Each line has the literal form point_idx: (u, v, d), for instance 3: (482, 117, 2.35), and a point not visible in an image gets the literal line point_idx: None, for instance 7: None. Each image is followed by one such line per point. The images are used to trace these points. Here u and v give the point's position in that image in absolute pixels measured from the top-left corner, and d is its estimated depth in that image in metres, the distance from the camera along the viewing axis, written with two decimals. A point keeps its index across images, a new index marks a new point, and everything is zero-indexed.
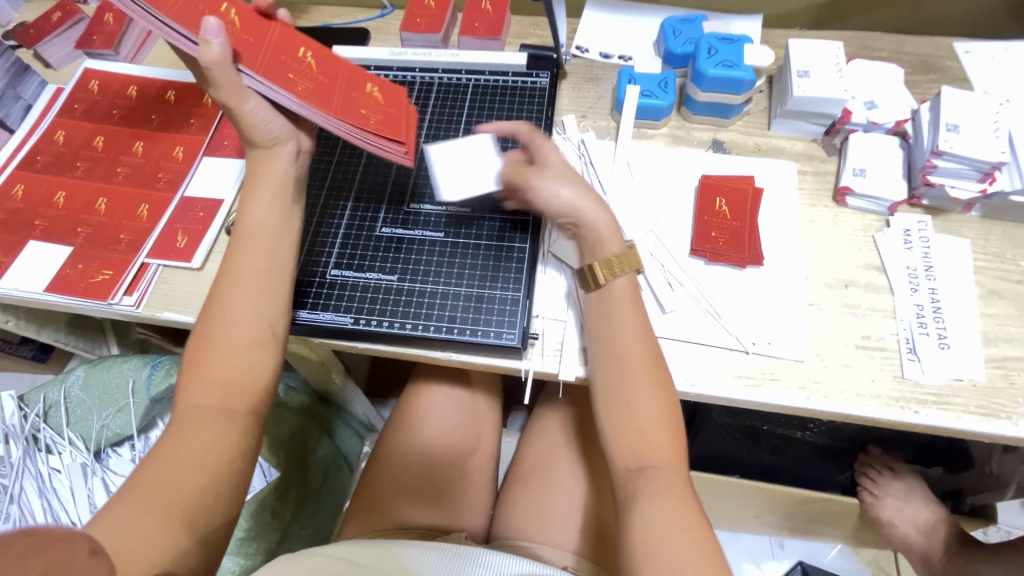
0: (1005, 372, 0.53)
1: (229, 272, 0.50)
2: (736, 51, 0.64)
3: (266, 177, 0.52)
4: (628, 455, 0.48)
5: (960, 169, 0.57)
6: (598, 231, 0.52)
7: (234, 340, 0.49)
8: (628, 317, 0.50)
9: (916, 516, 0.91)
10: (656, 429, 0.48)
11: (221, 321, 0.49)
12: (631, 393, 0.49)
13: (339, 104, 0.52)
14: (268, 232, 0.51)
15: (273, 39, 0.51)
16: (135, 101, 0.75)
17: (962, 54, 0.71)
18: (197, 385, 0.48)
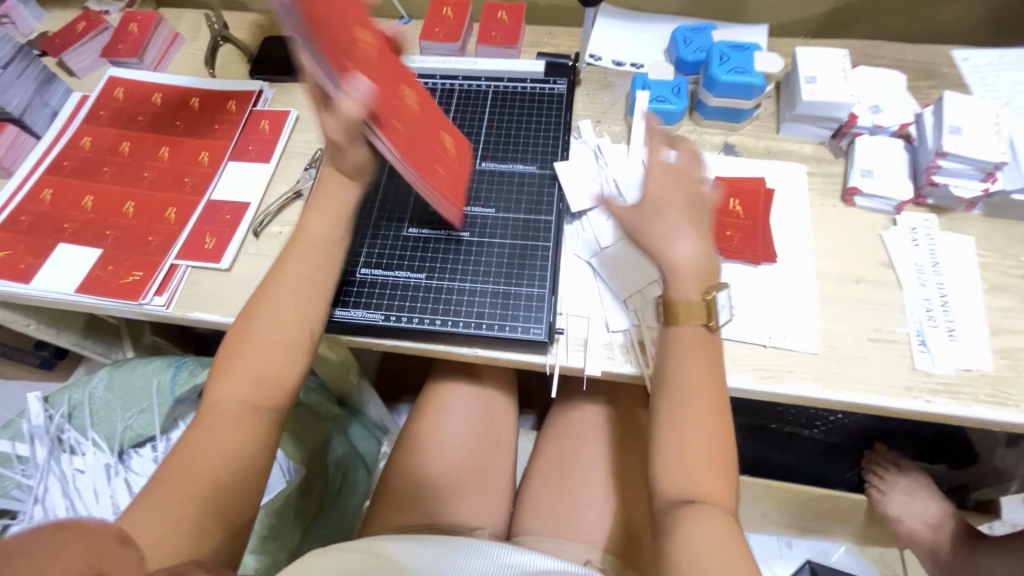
0: (1011, 362, 0.55)
1: (275, 279, 0.52)
2: (747, 59, 0.67)
3: (328, 192, 0.54)
4: (673, 486, 0.47)
5: (963, 169, 0.60)
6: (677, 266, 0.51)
7: (274, 340, 0.50)
8: (692, 364, 0.49)
9: (923, 512, 0.92)
10: (704, 464, 0.46)
11: (263, 321, 0.51)
12: (678, 401, 0.48)
13: (429, 160, 0.54)
14: (318, 242, 0.53)
15: (391, 80, 0.50)
16: (160, 107, 0.77)
17: (960, 61, 0.74)
18: (232, 382, 0.49)
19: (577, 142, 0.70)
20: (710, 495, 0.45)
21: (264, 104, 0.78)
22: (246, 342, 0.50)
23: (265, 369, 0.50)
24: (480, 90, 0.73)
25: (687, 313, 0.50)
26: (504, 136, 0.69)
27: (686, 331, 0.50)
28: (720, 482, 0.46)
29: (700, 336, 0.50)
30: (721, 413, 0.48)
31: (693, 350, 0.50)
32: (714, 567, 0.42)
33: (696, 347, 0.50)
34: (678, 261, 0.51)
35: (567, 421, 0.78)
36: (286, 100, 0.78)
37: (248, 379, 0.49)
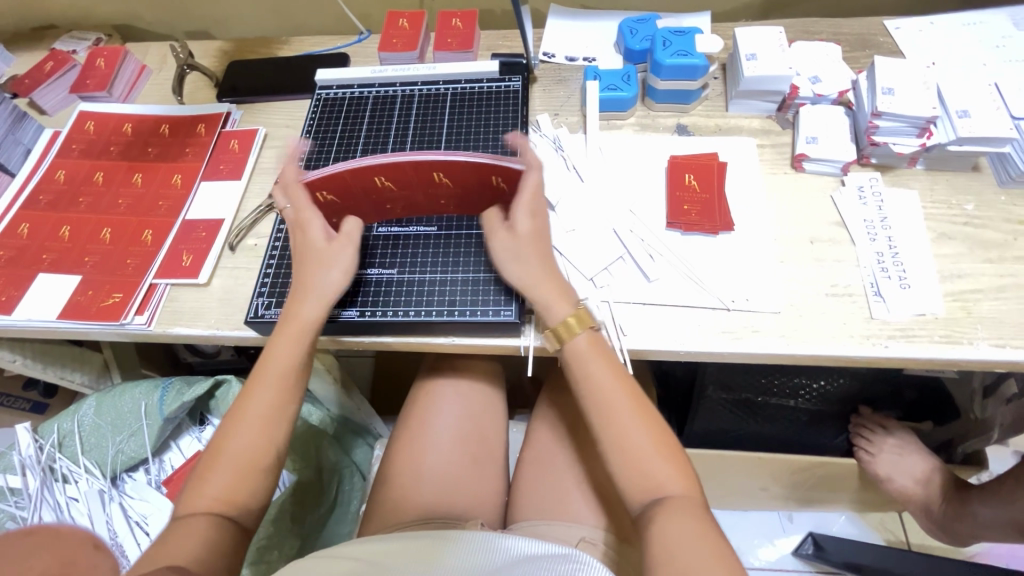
0: (962, 303, 0.58)
1: (249, 401, 0.52)
2: (688, 42, 0.70)
3: (295, 321, 0.54)
4: (638, 492, 0.51)
5: (900, 126, 0.64)
6: (548, 302, 0.55)
7: (239, 460, 0.50)
8: (602, 371, 0.55)
9: (914, 470, 0.94)
10: (656, 460, 0.52)
11: (230, 445, 0.50)
12: (621, 433, 0.53)
13: (480, 201, 0.61)
14: (284, 372, 0.53)
15: (416, 183, 0.57)
16: (131, 137, 0.79)
17: (893, 30, 0.78)
18: (200, 506, 0.48)
19: (537, 136, 0.73)
20: (676, 486, 0.51)
21: (232, 125, 0.80)
22: (214, 454, 0.50)
23: (226, 493, 0.49)
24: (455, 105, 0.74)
25: (565, 334, 0.55)
26: (464, 134, 0.71)
27: (578, 342, 0.55)
28: (680, 475, 0.51)
29: (592, 340, 0.56)
30: (647, 409, 0.54)
31: (592, 353, 0.55)
32: (694, 553, 0.45)
33: (597, 352, 0.55)
34: (545, 301, 0.55)
35: (554, 410, 0.79)
36: (253, 120, 0.81)
37: (216, 497, 0.48)
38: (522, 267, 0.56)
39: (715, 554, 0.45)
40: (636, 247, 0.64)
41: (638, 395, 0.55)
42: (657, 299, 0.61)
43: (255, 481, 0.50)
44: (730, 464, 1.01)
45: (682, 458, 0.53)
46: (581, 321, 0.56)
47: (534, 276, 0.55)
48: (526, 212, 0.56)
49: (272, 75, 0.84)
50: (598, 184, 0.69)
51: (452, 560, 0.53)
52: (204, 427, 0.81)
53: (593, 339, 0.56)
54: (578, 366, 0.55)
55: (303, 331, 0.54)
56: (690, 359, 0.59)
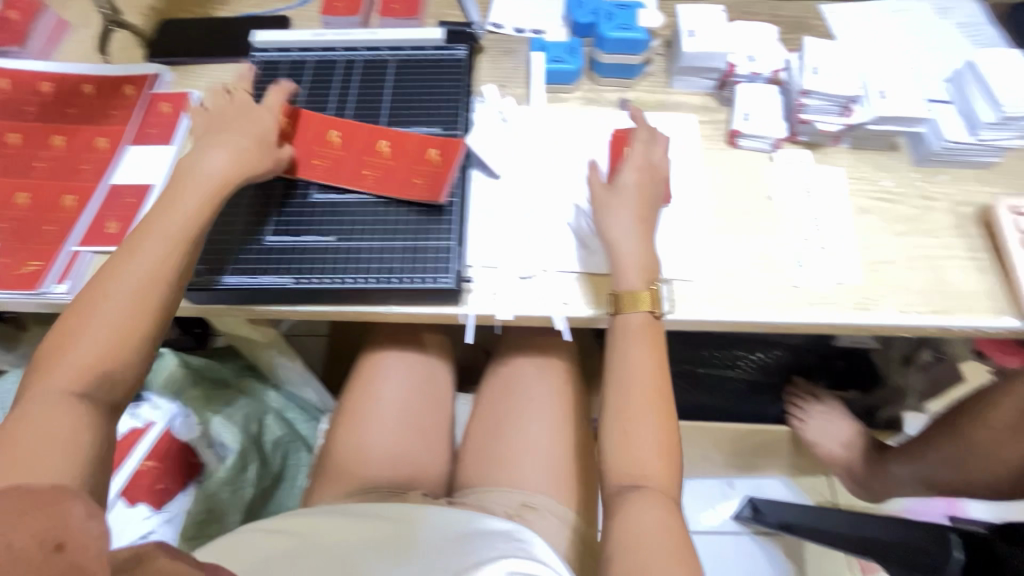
0: (875, 272, 0.62)
1: (138, 248, 0.50)
2: (631, 16, 0.71)
3: (200, 177, 0.54)
4: (621, 474, 0.53)
5: (825, 105, 0.67)
6: (628, 261, 0.59)
7: (125, 308, 0.47)
8: (640, 349, 0.57)
9: (839, 435, 1.01)
10: (646, 453, 0.53)
11: (96, 307, 0.47)
12: (636, 424, 0.54)
13: (400, 178, 0.63)
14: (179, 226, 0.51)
15: (358, 145, 0.65)
16: (50, 96, 0.74)
17: (828, 14, 0.81)
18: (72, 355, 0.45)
19: (481, 105, 0.72)
20: (657, 476, 0.53)
21: (164, 87, 0.76)
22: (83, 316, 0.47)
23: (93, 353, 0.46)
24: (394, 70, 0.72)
25: (633, 301, 0.58)
26: (407, 102, 0.70)
27: (634, 317, 0.58)
28: (663, 467, 0.53)
29: (647, 322, 0.58)
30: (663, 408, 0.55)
31: (641, 334, 0.57)
32: (659, 549, 0.48)
33: (647, 333, 0.57)
34: (627, 259, 0.59)
35: (500, 378, 0.79)
36: (187, 83, 0.77)
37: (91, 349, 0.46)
38: (620, 227, 0.60)
39: (677, 553, 0.48)
40: (576, 217, 0.65)
41: (663, 388, 0.56)
42: (595, 268, 0.62)
43: (131, 351, 0.47)
44: None
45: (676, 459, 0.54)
46: (647, 299, 0.58)
47: (619, 233, 0.60)
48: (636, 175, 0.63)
49: (207, 37, 0.80)
50: (541, 156, 0.69)
51: (424, 535, 0.58)
52: (139, 404, 0.81)
53: (650, 323, 0.58)
54: (620, 339, 0.58)
55: (203, 189, 0.54)
56: (624, 327, 0.62)
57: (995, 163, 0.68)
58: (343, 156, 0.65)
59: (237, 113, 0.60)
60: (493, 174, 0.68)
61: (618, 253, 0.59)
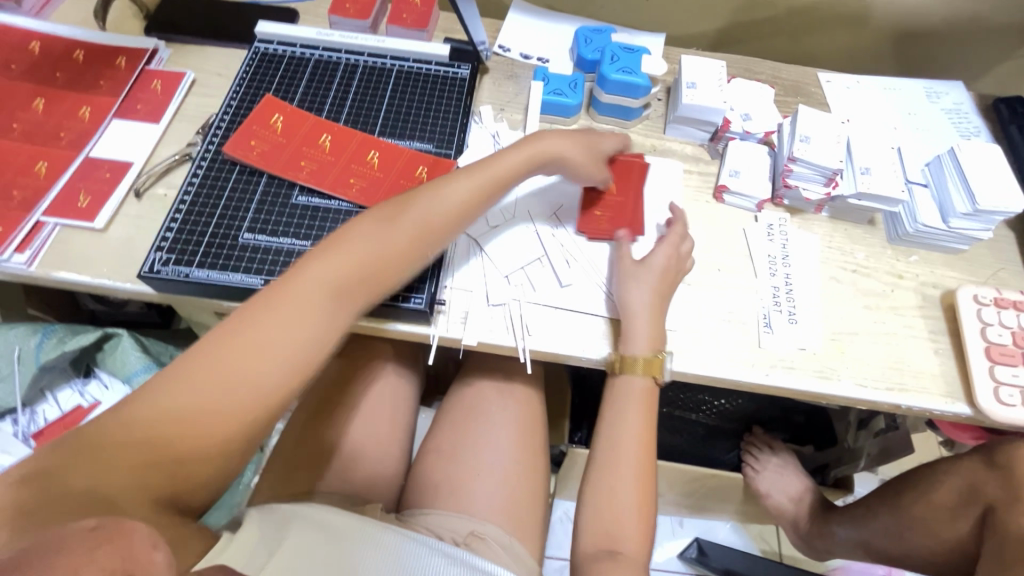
0: (838, 342, 0.64)
1: (276, 305, 0.48)
2: (635, 61, 0.72)
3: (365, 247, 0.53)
4: (594, 540, 0.58)
5: (811, 174, 0.68)
6: (636, 334, 0.59)
7: (240, 367, 0.46)
8: (632, 409, 0.61)
9: (789, 488, 1.02)
10: (625, 521, 0.58)
11: (206, 368, 0.45)
12: (614, 479, 0.59)
13: (385, 192, 0.63)
14: (323, 290, 0.50)
15: (350, 152, 0.65)
16: (38, 57, 0.72)
17: (824, 82, 0.83)
18: (176, 403, 0.44)
19: (476, 126, 0.72)
20: (634, 543, 0.57)
21: (158, 64, 0.75)
22: (208, 376, 0.45)
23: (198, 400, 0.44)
24: (395, 80, 0.72)
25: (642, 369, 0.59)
26: (403, 114, 0.70)
27: (634, 381, 0.60)
28: (640, 536, 0.57)
29: (647, 388, 0.61)
30: (647, 477, 0.60)
31: (637, 400, 0.61)
32: None
33: (643, 398, 0.61)
34: (637, 333, 0.59)
35: (464, 402, 0.79)
36: (182, 62, 0.75)
37: (197, 395, 0.44)
38: (639, 296, 0.61)
39: None
40: (554, 251, 0.66)
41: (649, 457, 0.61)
42: (570, 306, 0.63)
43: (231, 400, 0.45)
44: None
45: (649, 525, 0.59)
46: (654, 368, 0.59)
47: (637, 304, 0.60)
48: (664, 254, 0.63)
49: (210, 19, 0.79)
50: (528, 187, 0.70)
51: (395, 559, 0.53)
52: (88, 381, 0.75)
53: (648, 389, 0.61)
54: (619, 398, 0.62)
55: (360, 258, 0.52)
56: (591, 367, 0.62)
57: (962, 250, 0.71)
58: (332, 161, 0.64)
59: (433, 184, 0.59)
60: None
61: (630, 323, 0.60)
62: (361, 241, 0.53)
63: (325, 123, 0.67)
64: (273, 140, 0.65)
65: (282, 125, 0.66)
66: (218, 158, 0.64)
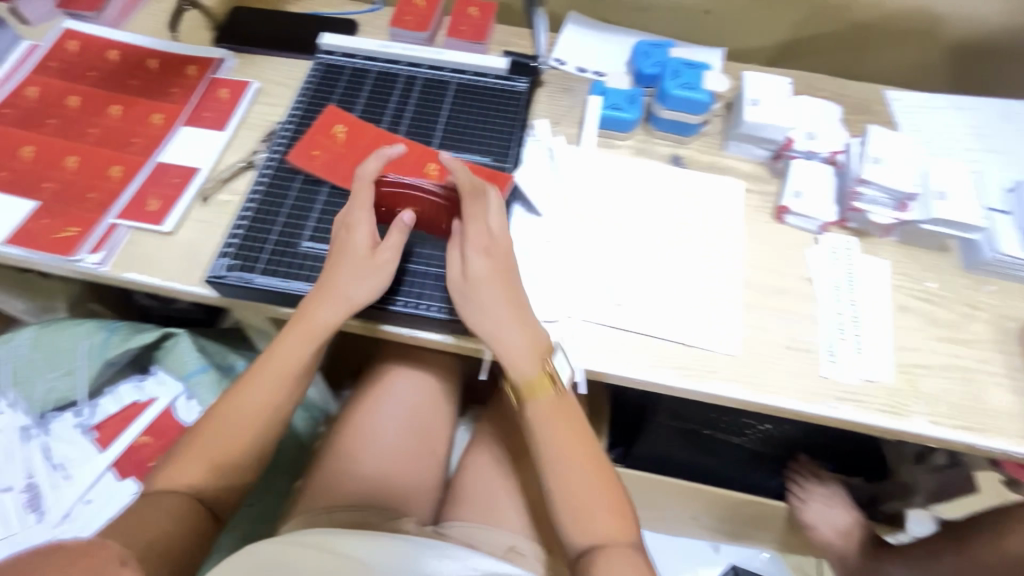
0: (909, 375, 0.60)
1: (245, 391, 0.57)
2: (696, 77, 0.71)
3: (307, 321, 0.56)
4: (576, 539, 0.55)
5: (881, 198, 0.65)
6: (514, 345, 0.55)
7: (226, 441, 0.56)
8: (551, 426, 0.57)
9: (835, 520, 0.97)
10: (598, 512, 0.55)
11: (200, 453, 0.55)
12: (568, 480, 0.56)
13: None
14: (282, 370, 0.57)
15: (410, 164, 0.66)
16: (115, 65, 0.76)
17: (892, 100, 0.80)
18: (179, 479, 0.54)
19: (532, 140, 0.72)
20: (611, 531, 0.55)
21: (225, 72, 0.77)
22: (199, 454, 0.55)
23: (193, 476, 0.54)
24: (453, 93, 0.73)
25: (537, 388, 0.57)
26: (461, 127, 0.70)
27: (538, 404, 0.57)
28: (616, 521, 0.56)
29: (555, 402, 0.58)
30: (595, 460, 0.58)
31: (553, 415, 0.57)
32: None
33: (557, 410, 0.58)
34: (510, 348, 0.55)
35: (507, 419, 0.78)
36: (248, 71, 0.78)
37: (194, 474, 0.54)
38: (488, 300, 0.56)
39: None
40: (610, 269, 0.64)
41: (596, 457, 0.58)
42: (625, 325, 0.61)
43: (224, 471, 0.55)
44: (666, 490, 1.02)
45: (624, 509, 0.57)
46: (545, 381, 0.57)
47: (498, 312, 0.55)
48: (483, 257, 0.56)
49: (276, 30, 0.81)
50: (583, 202, 0.68)
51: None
52: (145, 377, 0.78)
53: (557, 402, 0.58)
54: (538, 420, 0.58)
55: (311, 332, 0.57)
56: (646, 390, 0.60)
57: None
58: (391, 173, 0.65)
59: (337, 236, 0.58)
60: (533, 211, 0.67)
61: (500, 339, 0.55)
62: (274, 368, 0.57)
63: (384, 134, 0.68)
64: (334, 153, 0.66)
65: (345, 136, 0.67)
66: (282, 167, 0.66)
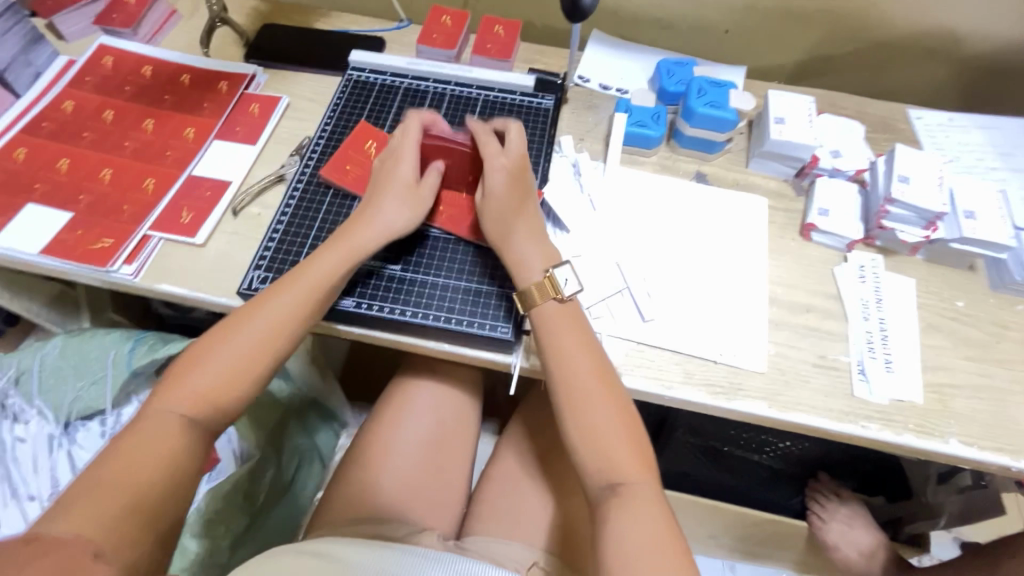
0: (940, 396, 0.60)
1: (266, 302, 0.54)
2: (722, 95, 0.72)
3: (349, 243, 0.58)
4: (597, 475, 0.52)
5: (908, 216, 0.65)
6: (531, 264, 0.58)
7: (239, 358, 0.52)
8: (567, 343, 0.55)
9: (859, 542, 0.96)
10: (614, 441, 0.52)
11: (209, 363, 0.51)
12: (587, 410, 0.53)
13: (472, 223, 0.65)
14: (312, 286, 0.55)
15: None
16: (149, 80, 0.77)
17: (914, 119, 0.80)
18: (177, 396, 0.50)
19: (558, 156, 0.73)
20: (630, 465, 0.51)
21: (255, 88, 0.78)
22: (206, 369, 0.51)
23: (206, 386, 0.50)
24: (480, 109, 0.74)
25: (537, 297, 0.57)
26: None
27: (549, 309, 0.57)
28: (637, 458, 0.52)
29: (564, 310, 0.57)
30: (611, 384, 0.55)
31: (563, 322, 0.56)
32: (643, 552, 0.47)
33: (566, 319, 0.56)
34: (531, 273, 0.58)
35: (529, 434, 0.77)
36: (277, 87, 0.79)
37: (199, 392, 0.50)
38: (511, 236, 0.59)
39: (671, 550, 0.47)
40: (637, 284, 0.64)
41: (609, 379, 0.55)
42: (653, 340, 0.61)
43: (237, 387, 0.51)
44: (684, 506, 1.01)
45: (643, 444, 0.53)
46: (551, 287, 0.57)
47: (520, 245, 0.59)
48: (504, 175, 0.60)
49: (305, 46, 0.83)
50: (609, 218, 0.69)
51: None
52: None
53: (564, 310, 0.57)
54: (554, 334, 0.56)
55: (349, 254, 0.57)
56: (674, 407, 0.60)
57: None
58: None
59: (381, 168, 0.62)
60: (562, 228, 0.67)
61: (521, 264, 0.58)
62: (302, 284, 0.55)
63: None
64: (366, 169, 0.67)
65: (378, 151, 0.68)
66: (313, 183, 0.67)
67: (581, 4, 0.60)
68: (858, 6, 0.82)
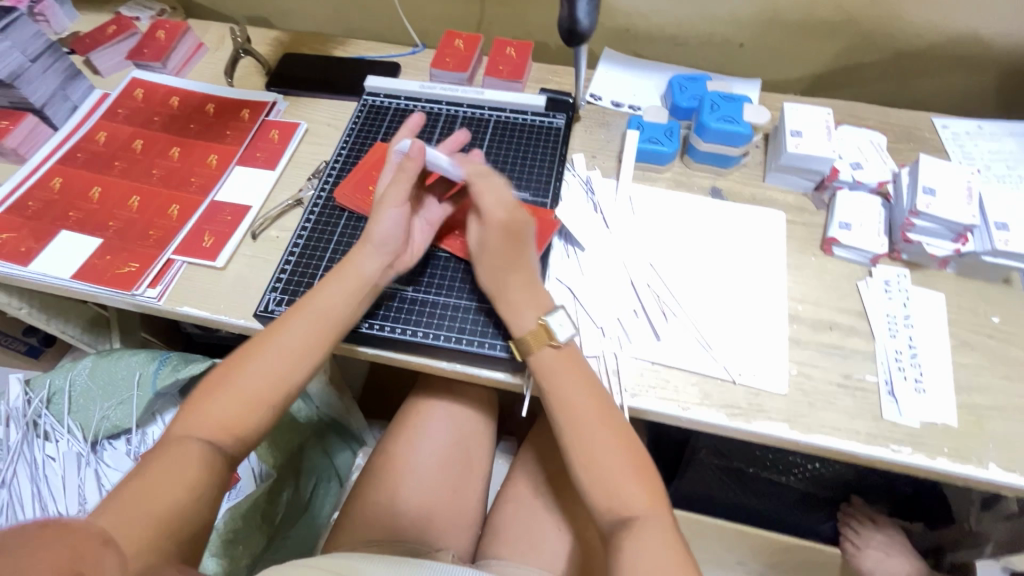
0: (976, 417, 0.57)
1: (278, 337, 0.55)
2: (736, 109, 0.71)
3: (356, 276, 0.58)
4: (607, 510, 0.52)
5: (936, 229, 0.63)
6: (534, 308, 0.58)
7: (256, 392, 0.53)
8: (569, 379, 0.55)
9: (895, 569, 0.91)
10: (623, 475, 0.52)
11: (225, 396, 0.52)
12: (592, 443, 0.53)
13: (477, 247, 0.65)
14: (330, 322, 0.56)
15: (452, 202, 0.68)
16: (177, 110, 0.81)
17: (940, 128, 0.78)
18: (200, 424, 0.51)
19: (570, 174, 0.73)
20: (641, 498, 0.51)
21: (276, 115, 0.81)
22: (223, 402, 0.52)
23: (225, 418, 0.51)
24: (493, 130, 0.75)
25: (534, 344, 0.56)
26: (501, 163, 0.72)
27: (544, 356, 0.56)
28: (647, 491, 0.52)
29: (562, 353, 0.56)
30: (612, 413, 0.55)
31: (565, 362, 0.56)
32: None
33: (565, 361, 0.56)
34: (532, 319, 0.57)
35: (544, 453, 0.76)
36: (297, 114, 0.82)
37: (217, 420, 0.51)
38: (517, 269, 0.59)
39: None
40: (651, 303, 0.63)
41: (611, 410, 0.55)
42: (667, 360, 0.60)
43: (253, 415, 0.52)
44: (709, 531, 0.97)
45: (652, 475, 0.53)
46: (545, 335, 0.56)
47: (526, 280, 0.59)
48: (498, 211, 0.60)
49: (323, 73, 0.85)
50: (622, 234, 0.68)
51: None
52: None
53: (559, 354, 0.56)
54: (557, 374, 0.55)
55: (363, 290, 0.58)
56: (692, 429, 0.58)
57: None
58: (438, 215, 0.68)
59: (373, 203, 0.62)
60: (578, 246, 0.67)
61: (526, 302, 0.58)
62: (315, 318, 0.56)
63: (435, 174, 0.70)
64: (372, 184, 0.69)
65: None
66: (329, 205, 0.69)
67: (578, 30, 0.61)
68: (878, 17, 0.80)
